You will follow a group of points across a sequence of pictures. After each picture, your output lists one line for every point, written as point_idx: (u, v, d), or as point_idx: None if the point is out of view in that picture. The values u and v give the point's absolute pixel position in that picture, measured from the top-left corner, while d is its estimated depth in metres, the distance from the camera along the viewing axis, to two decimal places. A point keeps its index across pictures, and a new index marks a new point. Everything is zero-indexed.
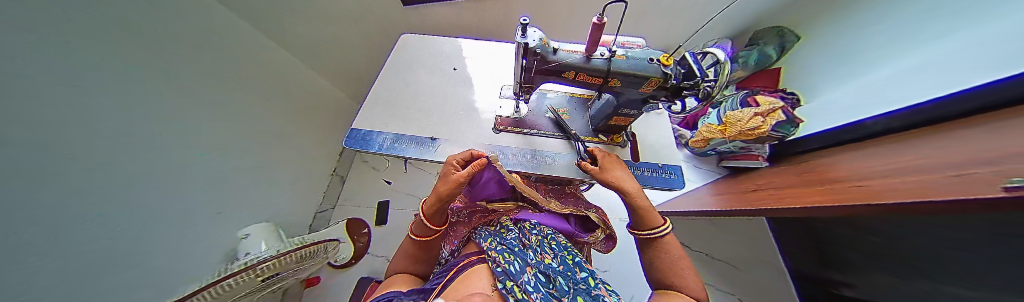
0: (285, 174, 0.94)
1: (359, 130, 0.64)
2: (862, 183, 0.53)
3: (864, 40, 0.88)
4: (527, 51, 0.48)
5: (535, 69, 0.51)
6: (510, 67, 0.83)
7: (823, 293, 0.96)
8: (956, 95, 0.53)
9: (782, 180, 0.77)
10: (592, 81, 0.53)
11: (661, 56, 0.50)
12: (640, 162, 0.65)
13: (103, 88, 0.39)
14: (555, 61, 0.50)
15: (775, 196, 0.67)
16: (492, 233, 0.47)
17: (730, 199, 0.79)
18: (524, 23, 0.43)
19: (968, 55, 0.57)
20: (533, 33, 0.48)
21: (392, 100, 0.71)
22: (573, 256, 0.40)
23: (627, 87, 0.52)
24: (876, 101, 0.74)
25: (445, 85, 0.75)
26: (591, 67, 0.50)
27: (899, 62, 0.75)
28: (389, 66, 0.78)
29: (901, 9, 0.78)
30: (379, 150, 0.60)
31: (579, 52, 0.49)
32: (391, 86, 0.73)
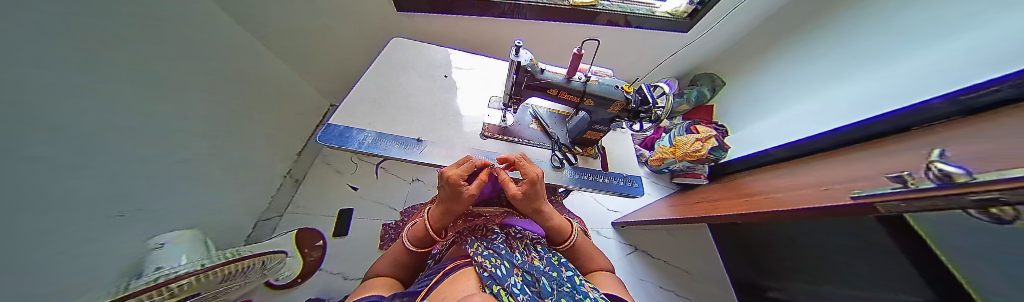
0: (223, 173, 0.80)
1: (340, 127, 0.60)
2: (770, 195, 0.67)
3: (813, 67, 1.05)
4: (518, 68, 0.54)
5: (525, 84, 0.57)
6: (498, 80, 0.89)
7: (753, 294, 1.12)
8: (977, 87, 0.56)
9: (719, 194, 0.93)
10: (571, 99, 0.60)
11: (624, 84, 0.60)
12: (610, 172, 0.74)
13: (19, 48, 0.32)
14: (542, 79, 0.56)
15: (715, 207, 0.80)
16: (478, 238, 0.47)
17: (681, 210, 0.92)
18: (518, 45, 0.50)
19: (959, 62, 0.64)
20: (525, 54, 0.55)
21: (377, 100, 0.69)
22: (558, 257, 0.44)
23: (598, 107, 0.60)
24: (860, 108, 0.81)
25: (434, 90, 0.77)
26: (571, 87, 0.57)
27: (864, 78, 0.87)
28: (376, 65, 0.77)
29: (847, 40, 0.95)
30: (359, 147, 0.58)
31: (562, 74, 0.58)
32: (377, 86, 0.72)
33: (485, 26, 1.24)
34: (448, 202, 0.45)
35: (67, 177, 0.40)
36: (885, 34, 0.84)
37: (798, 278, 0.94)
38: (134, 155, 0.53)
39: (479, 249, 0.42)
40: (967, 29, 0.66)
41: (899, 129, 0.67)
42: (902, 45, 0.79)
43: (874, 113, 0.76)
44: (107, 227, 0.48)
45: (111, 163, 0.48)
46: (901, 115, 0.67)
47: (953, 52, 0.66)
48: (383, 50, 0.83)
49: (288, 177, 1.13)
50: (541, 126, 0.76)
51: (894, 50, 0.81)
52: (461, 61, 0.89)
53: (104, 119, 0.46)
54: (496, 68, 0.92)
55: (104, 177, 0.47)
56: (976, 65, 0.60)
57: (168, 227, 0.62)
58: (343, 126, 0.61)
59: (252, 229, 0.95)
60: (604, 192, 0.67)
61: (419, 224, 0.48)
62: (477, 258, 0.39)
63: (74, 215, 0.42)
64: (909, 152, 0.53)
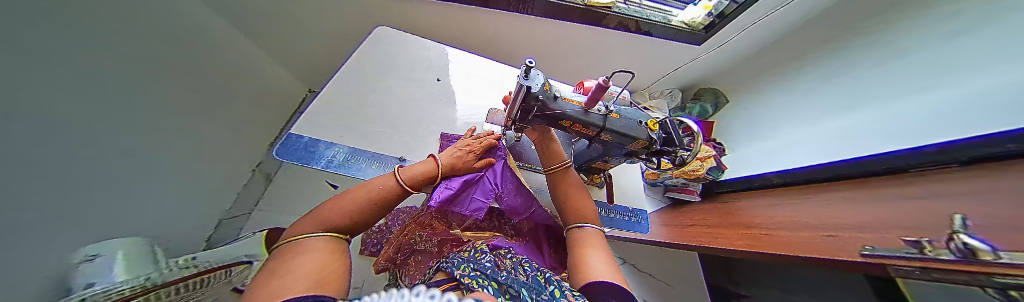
0: (184, 166, 0.70)
1: (305, 140, 0.52)
2: (769, 233, 0.67)
3: (818, 91, 1.01)
4: (528, 95, 0.46)
5: (535, 112, 0.50)
6: (496, 88, 0.82)
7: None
8: (964, 141, 0.55)
9: (709, 219, 0.92)
10: (586, 132, 0.54)
11: (648, 120, 0.54)
12: (614, 204, 0.72)
13: None
14: (554, 108, 0.50)
15: (709, 234, 0.79)
16: (466, 258, 0.43)
17: (672, 231, 0.90)
18: (530, 66, 0.42)
19: (961, 105, 0.62)
20: (537, 76, 0.46)
21: (352, 106, 0.60)
22: (544, 273, 0.42)
23: (616, 142, 0.55)
24: (861, 143, 0.79)
25: (423, 96, 0.69)
26: (588, 120, 0.51)
27: (870, 110, 0.83)
28: (354, 62, 0.67)
29: (855, 68, 0.91)
30: (327, 166, 0.50)
31: (579, 104, 0.51)
32: (353, 88, 0.63)
33: (481, 18, 1.13)
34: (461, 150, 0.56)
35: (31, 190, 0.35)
36: (898, 62, 0.79)
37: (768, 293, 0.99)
38: (98, 156, 0.46)
39: (466, 270, 0.38)
40: (968, 75, 0.63)
41: (903, 170, 0.65)
42: (907, 83, 0.76)
43: (870, 151, 0.74)
44: (86, 235, 0.43)
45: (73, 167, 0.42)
46: (900, 156, 0.65)
47: (953, 97, 0.64)
48: (365, 42, 0.72)
49: (257, 172, 1.03)
50: None
51: (901, 84, 0.77)
52: (456, 62, 0.81)
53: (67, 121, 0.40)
54: (494, 73, 0.85)
55: (68, 184, 0.41)
56: (973, 114, 0.58)
57: (139, 231, 0.56)
58: (308, 137, 0.53)
59: (214, 230, 0.82)
60: (609, 228, 0.66)
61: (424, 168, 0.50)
62: (464, 280, 0.36)
63: (43, 230, 0.37)
64: (908, 202, 0.55)
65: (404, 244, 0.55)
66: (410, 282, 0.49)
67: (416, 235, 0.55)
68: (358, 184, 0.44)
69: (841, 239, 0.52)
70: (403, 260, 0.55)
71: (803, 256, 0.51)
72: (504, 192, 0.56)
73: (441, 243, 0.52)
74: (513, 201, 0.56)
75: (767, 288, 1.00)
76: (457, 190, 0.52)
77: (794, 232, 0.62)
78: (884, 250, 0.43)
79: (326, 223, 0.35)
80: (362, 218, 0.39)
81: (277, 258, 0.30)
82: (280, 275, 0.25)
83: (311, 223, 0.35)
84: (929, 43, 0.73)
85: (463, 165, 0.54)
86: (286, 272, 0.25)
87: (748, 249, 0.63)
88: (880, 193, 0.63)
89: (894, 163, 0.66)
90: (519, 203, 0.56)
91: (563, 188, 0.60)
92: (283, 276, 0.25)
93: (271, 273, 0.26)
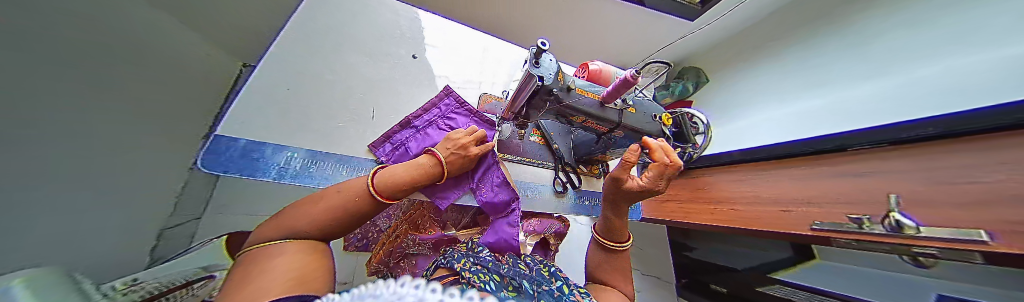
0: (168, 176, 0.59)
1: (240, 146, 0.39)
2: (735, 207, 0.81)
3: (810, 60, 0.99)
4: (542, 88, 0.42)
5: (548, 109, 0.48)
6: (481, 66, 0.73)
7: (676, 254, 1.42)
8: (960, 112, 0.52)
9: (682, 193, 1.02)
10: (599, 127, 0.54)
11: (662, 115, 0.56)
12: None
13: None
14: (569, 103, 0.46)
15: (684, 209, 0.91)
16: (466, 253, 0.40)
17: (652, 208, 1.01)
18: (542, 49, 0.35)
19: (976, 72, 0.59)
20: (549, 63, 0.41)
21: (301, 95, 0.47)
22: (547, 267, 0.42)
23: (624, 137, 0.57)
24: (858, 117, 0.78)
25: (397, 80, 0.58)
26: (605, 117, 0.50)
27: (872, 82, 0.79)
28: (288, 35, 0.50)
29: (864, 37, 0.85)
30: (279, 178, 0.40)
31: (595, 97, 0.49)
32: (301, 70, 0.49)
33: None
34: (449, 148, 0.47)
35: (17, 213, 0.30)
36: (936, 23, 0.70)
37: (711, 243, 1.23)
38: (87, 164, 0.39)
39: (467, 264, 0.36)
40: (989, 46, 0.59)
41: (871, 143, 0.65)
42: (891, 60, 0.77)
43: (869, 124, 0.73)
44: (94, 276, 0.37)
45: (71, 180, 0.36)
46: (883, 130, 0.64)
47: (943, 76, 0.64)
48: (302, 3, 0.54)
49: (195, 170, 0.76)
50: (543, 139, 0.67)
51: (917, 50, 0.72)
52: (436, 33, 0.68)
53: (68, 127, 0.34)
54: (475, 46, 0.74)
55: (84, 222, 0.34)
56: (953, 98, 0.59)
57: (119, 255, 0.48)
58: (245, 139, 0.40)
59: (158, 242, 0.62)
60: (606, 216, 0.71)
61: (405, 173, 0.41)
62: (463, 274, 0.33)
63: (40, 255, 0.31)
64: (844, 180, 0.66)
65: (396, 249, 0.53)
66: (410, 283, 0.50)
67: (405, 240, 0.53)
68: (330, 186, 0.38)
69: (804, 217, 0.62)
70: (396, 264, 0.53)
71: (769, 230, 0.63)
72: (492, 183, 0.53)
73: (435, 245, 0.52)
74: (498, 196, 0.52)
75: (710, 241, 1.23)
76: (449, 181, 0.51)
77: (756, 206, 0.77)
78: (830, 225, 0.55)
79: (292, 229, 0.30)
80: (337, 222, 0.34)
81: (240, 268, 0.27)
82: (245, 282, 0.23)
83: (276, 227, 0.31)
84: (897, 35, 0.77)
85: (451, 168, 0.47)
86: (255, 278, 0.23)
87: (725, 224, 0.75)
88: (825, 169, 0.73)
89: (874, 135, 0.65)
90: (504, 197, 0.52)
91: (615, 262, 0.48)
92: (247, 284, 0.22)
93: (239, 279, 0.24)
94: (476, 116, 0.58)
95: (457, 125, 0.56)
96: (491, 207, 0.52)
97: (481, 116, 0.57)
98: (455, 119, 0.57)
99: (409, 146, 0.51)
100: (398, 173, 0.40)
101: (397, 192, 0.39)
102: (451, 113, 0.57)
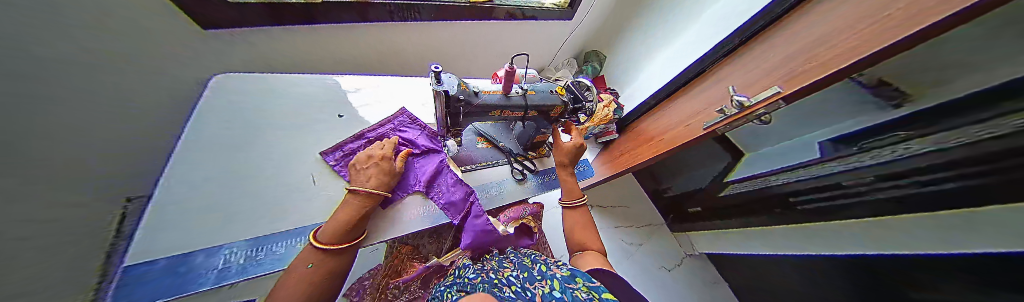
0: None
1: (159, 266, 0.37)
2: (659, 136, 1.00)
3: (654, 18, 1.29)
4: (448, 97, 0.48)
5: (462, 113, 0.53)
6: (413, 100, 0.77)
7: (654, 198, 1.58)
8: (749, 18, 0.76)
9: (626, 144, 1.19)
10: (515, 114, 0.61)
11: (556, 88, 0.66)
12: None
13: None
14: (478, 102, 0.53)
15: (631, 155, 1.06)
16: (449, 281, 0.39)
17: (610, 165, 1.15)
18: (436, 71, 0.44)
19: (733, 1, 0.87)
20: (449, 78, 0.48)
21: (218, 195, 0.45)
22: (530, 256, 0.44)
23: (540, 115, 0.65)
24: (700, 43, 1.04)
25: (326, 141, 0.58)
26: (513, 104, 0.58)
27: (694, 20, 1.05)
28: (190, 143, 0.48)
29: None
30: (216, 282, 0.39)
31: (497, 92, 0.56)
32: (215, 178, 0.47)
33: (340, 48, 0.94)
34: (376, 166, 0.47)
35: None
36: None
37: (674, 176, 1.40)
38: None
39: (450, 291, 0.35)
40: None
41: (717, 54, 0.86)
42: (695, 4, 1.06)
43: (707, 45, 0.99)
44: None
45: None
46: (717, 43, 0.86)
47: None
48: (198, 108, 0.52)
49: None
50: (490, 143, 0.73)
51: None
52: (358, 92, 0.69)
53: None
54: (404, 90, 0.76)
55: None
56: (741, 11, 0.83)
57: None
58: (163, 257, 0.38)
59: None
60: None
61: (345, 210, 0.40)
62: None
63: None
64: None
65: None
66: None
67: (393, 289, 0.49)
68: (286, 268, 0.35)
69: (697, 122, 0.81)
70: None
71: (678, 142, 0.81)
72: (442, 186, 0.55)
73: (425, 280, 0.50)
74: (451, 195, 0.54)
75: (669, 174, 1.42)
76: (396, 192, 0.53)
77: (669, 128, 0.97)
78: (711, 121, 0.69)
79: None
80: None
81: None
82: None
83: None
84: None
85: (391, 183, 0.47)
86: None
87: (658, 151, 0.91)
88: None
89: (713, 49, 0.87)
90: (458, 197, 0.54)
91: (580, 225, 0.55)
92: None
93: None
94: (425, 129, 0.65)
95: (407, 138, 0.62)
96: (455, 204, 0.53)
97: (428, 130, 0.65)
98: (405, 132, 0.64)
99: None
100: (336, 219, 0.39)
101: (341, 237, 0.38)
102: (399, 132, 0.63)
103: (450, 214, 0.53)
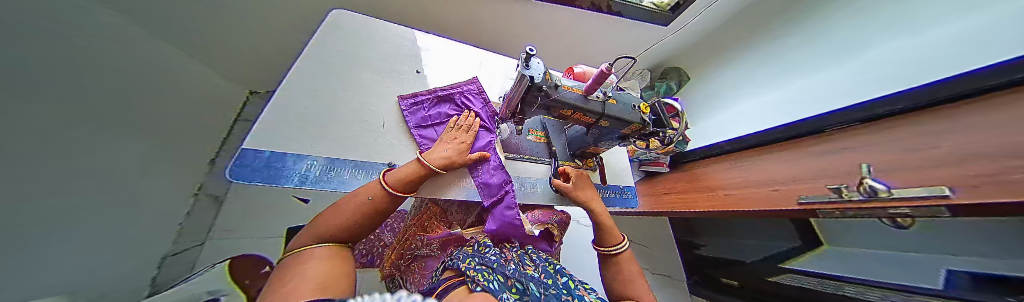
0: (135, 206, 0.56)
1: (264, 156, 0.43)
2: (726, 191, 0.85)
3: (780, 48, 1.04)
4: (532, 85, 0.47)
5: (538, 103, 0.52)
6: (481, 75, 0.79)
7: (685, 250, 1.41)
8: (960, 76, 0.54)
9: (679, 185, 1.04)
10: (586, 119, 0.59)
11: (642, 104, 0.61)
12: (607, 185, 0.80)
13: None
14: (556, 97, 0.51)
15: (681, 199, 0.93)
16: (472, 253, 0.42)
17: (650, 200, 1.03)
18: (530, 53, 0.43)
19: (932, 51, 0.63)
20: (537, 65, 0.47)
21: (315, 112, 0.51)
22: (553, 264, 0.45)
23: (613, 126, 0.61)
24: (841, 95, 0.80)
25: (400, 92, 0.62)
26: (589, 108, 0.55)
27: (845, 65, 0.83)
28: (307, 59, 0.55)
29: (833, 24, 0.88)
30: (301, 184, 0.43)
31: (578, 92, 0.54)
32: (313, 92, 0.52)
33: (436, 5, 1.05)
34: (455, 147, 0.52)
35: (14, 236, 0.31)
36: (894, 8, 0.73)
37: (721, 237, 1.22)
38: (73, 195, 0.43)
39: (473, 263, 0.37)
40: (937, 20, 0.64)
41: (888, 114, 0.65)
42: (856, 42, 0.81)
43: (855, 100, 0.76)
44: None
45: (54, 209, 0.39)
46: (885, 101, 0.66)
47: (918, 51, 0.66)
48: (319, 30, 0.60)
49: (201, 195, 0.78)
50: (539, 137, 0.73)
51: (880, 32, 0.76)
52: (429, 53, 0.72)
53: (57, 164, 0.39)
54: (469, 61, 0.79)
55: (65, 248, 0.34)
56: (919, 77, 0.64)
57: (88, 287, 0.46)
58: (268, 150, 0.44)
59: (160, 269, 0.66)
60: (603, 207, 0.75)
61: (412, 165, 0.45)
62: (469, 273, 0.35)
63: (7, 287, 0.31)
64: (825, 157, 0.70)
65: (407, 250, 0.54)
66: (420, 287, 0.50)
67: (416, 240, 0.54)
68: (343, 197, 0.40)
69: (791, 194, 0.65)
70: (406, 267, 0.55)
71: (757, 209, 0.66)
72: (490, 167, 0.57)
73: (443, 245, 0.52)
74: (492, 177, 0.56)
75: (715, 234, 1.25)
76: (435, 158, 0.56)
77: (745, 187, 0.81)
78: (815, 198, 0.58)
79: (323, 235, 0.34)
80: (362, 227, 0.39)
81: (278, 271, 0.30)
82: (278, 285, 0.26)
83: (308, 236, 0.35)
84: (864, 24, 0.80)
85: (458, 158, 0.51)
86: (285, 285, 0.25)
87: (720, 208, 0.77)
88: (805, 148, 0.79)
89: (879, 107, 0.67)
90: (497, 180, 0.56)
91: (618, 269, 0.48)
92: (283, 289, 0.25)
93: (276, 283, 0.27)
94: (485, 104, 0.67)
95: (469, 107, 0.66)
96: (497, 191, 0.55)
97: (489, 109, 0.66)
98: (469, 102, 0.67)
99: (423, 140, 0.58)
100: (405, 171, 0.44)
101: (406, 185, 0.42)
102: (465, 100, 0.67)
103: (483, 193, 0.55)
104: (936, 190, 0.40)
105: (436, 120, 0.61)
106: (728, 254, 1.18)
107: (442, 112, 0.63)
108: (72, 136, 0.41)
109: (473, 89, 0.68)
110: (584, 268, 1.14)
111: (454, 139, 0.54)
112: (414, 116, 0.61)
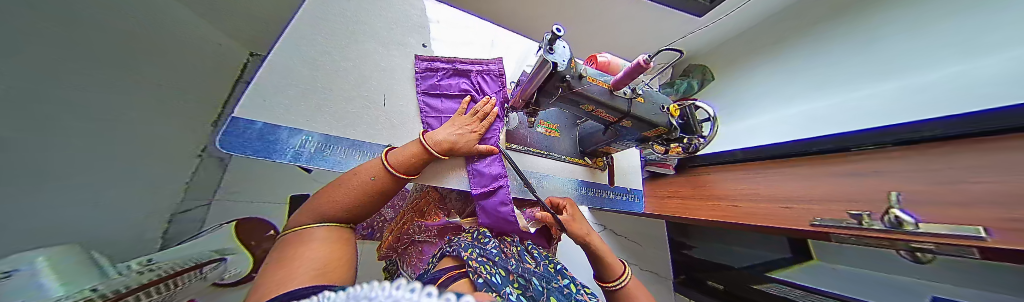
0: (148, 167, 0.57)
1: (257, 128, 0.41)
2: (733, 203, 0.82)
3: (811, 59, 0.96)
4: (555, 71, 0.44)
5: (560, 95, 0.50)
6: (493, 53, 0.72)
7: (675, 251, 1.44)
8: (991, 111, 0.50)
9: (683, 190, 1.02)
10: (608, 118, 0.57)
11: (671, 106, 0.59)
12: (614, 186, 0.79)
13: None
14: (580, 88, 0.49)
15: (683, 205, 0.92)
16: (472, 243, 0.41)
17: (652, 203, 1.01)
18: (558, 35, 0.37)
19: (968, 81, 0.58)
20: (562, 50, 0.43)
21: (316, 80, 0.48)
22: (555, 264, 0.45)
23: (633, 128, 0.60)
24: (861, 116, 0.76)
25: (405, 67, 0.58)
26: (614, 105, 0.54)
27: (873, 84, 0.77)
28: (303, 20, 0.50)
29: (867, 37, 0.81)
30: (296, 161, 0.42)
31: (604, 85, 0.52)
32: (310, 60, 0.48)
33: None
34: (466, 134, 0.50)
35: (16, 194, 0.30)
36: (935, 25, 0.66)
37: (713, 242, 1.23)
38: (94, 156, 0.43)
39: (474, 254, 0.36)
40: (985, 46, 0.58)
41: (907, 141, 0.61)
42: (887, 61, 0.75)
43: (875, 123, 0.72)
44: (89, 268, 0.38)
45: (82, 166, 0.41)
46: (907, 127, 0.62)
47: (954, 78, 0.61)
48: None
49: (206, 156, 0.78)
50: (548, 130, 0.70)
51: (913, 53, 0.70)
52: (440, 25, 0.66)
53: (84, 126, 0.40)
54: (485, 39, 0.73)
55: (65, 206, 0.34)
56: (958, 104, 0.58)
57: (104, 240, 0.48)
58: (262, 122, 0.41)
59: (170, 225, 0.67)
60: (606, 208, 0.74)
61: (414, 147, 0.42)
62: (470, 264, 0.34)
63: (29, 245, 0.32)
64: (850, 179, 0.67)
65: (403, 235, 0.54)
66: (417, 270, 0.51)
67: (415, 226, 0.54)
68: (342, 175, 0.38)
69: (803, 215, 0.63)
70: (403, 249, 0.56)
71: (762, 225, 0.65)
72: (496, 159, 0.55)
73: (441, 231, 0.52)
74: (497, 167, 0.54)
75: (709, 240, 1.25)
76: (433, 128, 0.55)
77: (753, 201, 0.78)
78: (830, 221, 0.56)
79: (323, 213, 0.34)
80: (362, 206, 0.37)
81: (278, 248, 0.30)
82: (280, 262, 0.26)
83: (308, 214, 0.34)
84: (919, 37, 0.70)
85: (464, 145, 0.49)
86: (287, 262, 0.25)
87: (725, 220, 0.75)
88: (825, 166, 0.75)
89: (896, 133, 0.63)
90: (498, 171, 0.53)
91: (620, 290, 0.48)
92: (287, 266, 0.25)
93: (277, 260, 0.26)
94: (496, 87, 0.62)
95: (481, 89, 0.61)
96: (501, 186, 0.52)
97: (502, 94, 0.62)
98: (484, 84, 0.62)
99: (428, 119, 0.56)
100: (407, 152, 0.42)
101: (411, 169, 0.41)
102: (477, 80, 0.62)
103: (475, 182, 0.52)
104: (977, 230, 0.38)
105: (446, 90, 0.59)
106: (716, 259, 1.20)
107: (453, 84, 0.60)
108: (91, 93, 0.41)
109: (495, 70, 0.64)
110: (575, 259, 1.16)
111: (466, 124, 0.51)
112: (424, 83, 0.58)
